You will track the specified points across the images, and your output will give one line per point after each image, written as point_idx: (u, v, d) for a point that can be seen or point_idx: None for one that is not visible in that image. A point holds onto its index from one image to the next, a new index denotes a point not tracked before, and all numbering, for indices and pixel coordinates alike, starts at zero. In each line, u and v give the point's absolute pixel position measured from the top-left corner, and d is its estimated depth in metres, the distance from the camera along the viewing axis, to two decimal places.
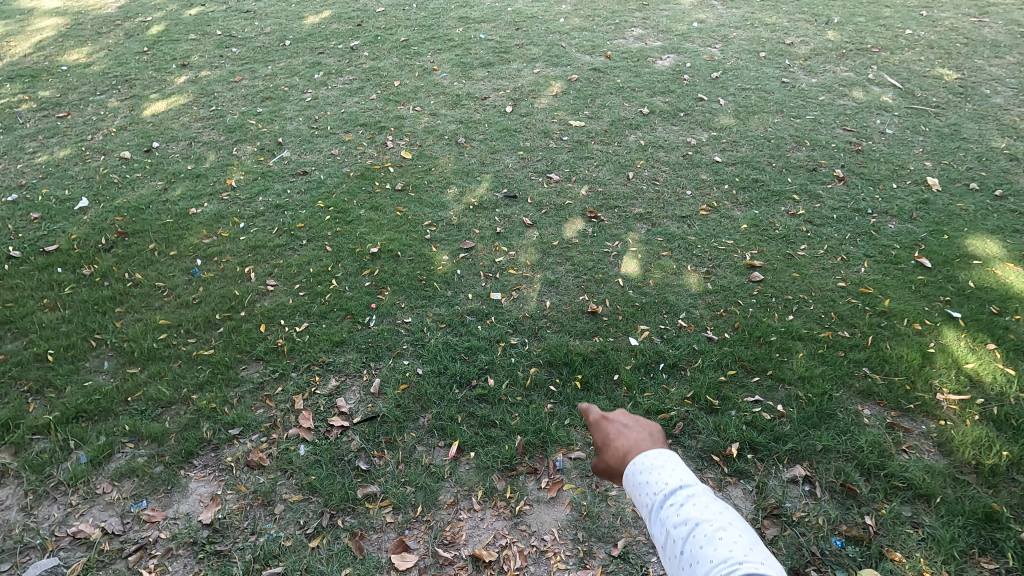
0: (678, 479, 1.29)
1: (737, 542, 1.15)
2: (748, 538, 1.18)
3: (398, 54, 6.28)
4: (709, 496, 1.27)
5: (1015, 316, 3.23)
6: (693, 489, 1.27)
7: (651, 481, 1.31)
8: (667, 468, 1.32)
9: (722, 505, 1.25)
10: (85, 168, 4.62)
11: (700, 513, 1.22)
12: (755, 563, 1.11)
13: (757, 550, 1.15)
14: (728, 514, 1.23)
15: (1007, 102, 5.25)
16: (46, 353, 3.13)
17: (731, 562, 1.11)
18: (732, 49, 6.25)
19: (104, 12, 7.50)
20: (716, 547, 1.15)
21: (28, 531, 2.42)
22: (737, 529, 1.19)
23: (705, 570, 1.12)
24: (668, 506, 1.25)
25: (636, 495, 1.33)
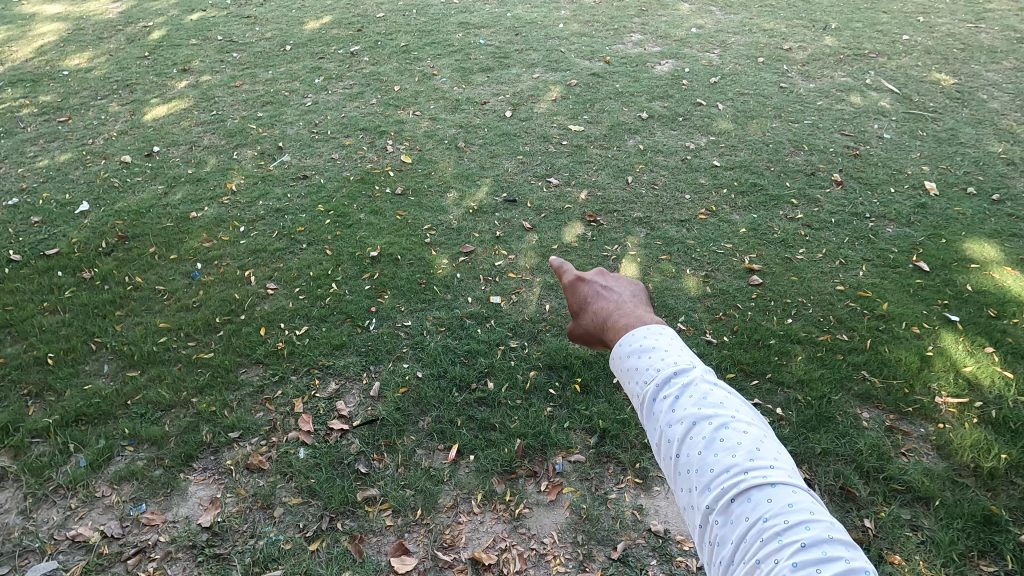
0: (675, 366, 1.17)
1: (745, 443, 1.06)
2: (755, 435, 1.08)
3: (398, 59, 6.31)
4: (710, 383, 1.15)
5: (1013, 319, 3.24)
6: (693, 378, 1.15)
7: (644, 367, 1.20)
8: (651, 326, 1.30)
9: (724, 394, 1.14)
10: (85, 172, 4.63)
11: (701, 407, 1.10)
12: (765, 472, 1.01)
13: (765, 452, 1.06)
14: (730, 405, 1.12)
15: (1004, 107, 5.28)
16: (46, 356, 3.13)
17: (737, 473, 1.02)
18: (730, 55, 6.29)
19: (105, 18, 7.53)
20: (721, 451, 1.05)
21: (27, 534, 2.42)
22: (740, 427, 1.08)
23: (708, 477, 1.04)
24: (664, 398, 1.13)
25: (625, 379, 1.23)
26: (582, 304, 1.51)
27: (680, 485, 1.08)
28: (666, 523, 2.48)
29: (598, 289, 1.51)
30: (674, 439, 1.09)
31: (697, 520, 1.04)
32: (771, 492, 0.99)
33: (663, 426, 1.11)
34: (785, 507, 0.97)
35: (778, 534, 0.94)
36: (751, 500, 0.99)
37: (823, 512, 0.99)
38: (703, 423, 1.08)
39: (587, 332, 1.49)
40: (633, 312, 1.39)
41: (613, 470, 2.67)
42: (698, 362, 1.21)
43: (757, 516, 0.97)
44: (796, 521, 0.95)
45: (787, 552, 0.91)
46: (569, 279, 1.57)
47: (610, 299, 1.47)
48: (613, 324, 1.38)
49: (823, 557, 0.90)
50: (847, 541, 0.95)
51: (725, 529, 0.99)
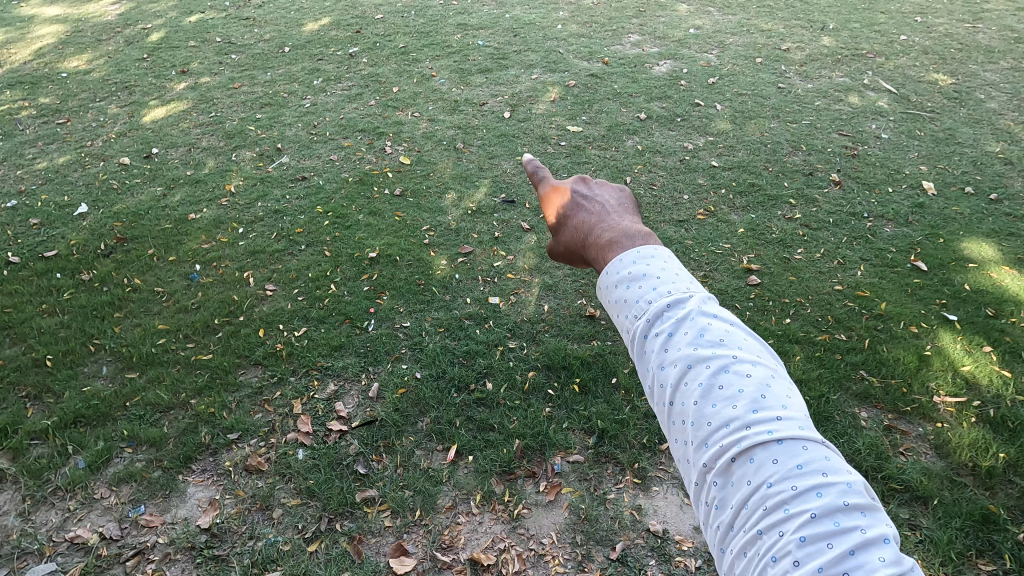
0: (669, 299, 1.02)
1: (747, 390, 0.90)
2: (760, 378, 0.92)
3: (396, 60, 6.32)
4: (709, 316, 0.99)
5: (1011, 318, 3.24)
6: (688, 314, 0.99)
7: (634, 300, 1.04)
8: (641, 245, 1.14)
9: (725, 330, 0.98)
10: (84, 174, 4.63)
11: (697, 349, 0.95)
12: (769, 424, 0.86)
13: (772, 400, 0.89)
14: (733, 344, 0.96)
15: (1001, 107, 5.29)
16: (45, 358, 3.13)
17: (737, 427, 0.86)
18: (728, 55, 6.30)
19: (104, 20, 7.53)
20: (720, 402, 0.89)
21: (25, 536, 2.42)
22: (743, 370, 0.92)
23: (705, 432, 0.89)
24: (656, 338, 0.98)
25: (615, 312, 1.08)
26: (561, 217, 1.33)
27: (676, 436, 0.94)
28: (665, 523, 2.48)
29: (578, 200, 1.33)
30: (666, 385, 0.94)
31: (693, 477, 0.90)
32: (776, 450, 0.83)
33: (655, 368, 0.97)
34: (794, 468, 0.82)
35: (783, 501, 0.79)
36: (754, 459, 0.83)
37: (840, 469, 0.83)
38: (699, 367, 0.93)
39: (566, 248, 1.33)
40: (618, 223, 1.23)
41: (611, 470, 2.67)
42: (697, 291, 1.04)
43: (760, 479, 0.82)
44: (805, 485, 0.80)
45: (793, 523, 0.77)
46: (546, 190, 1.39)
47: (592, 210, 1.30)
48: (595, 239, 1.22)
49: (836, 529, 0.76)
50: (868, 505, 0.80)
51: (724, 491, 0.85)
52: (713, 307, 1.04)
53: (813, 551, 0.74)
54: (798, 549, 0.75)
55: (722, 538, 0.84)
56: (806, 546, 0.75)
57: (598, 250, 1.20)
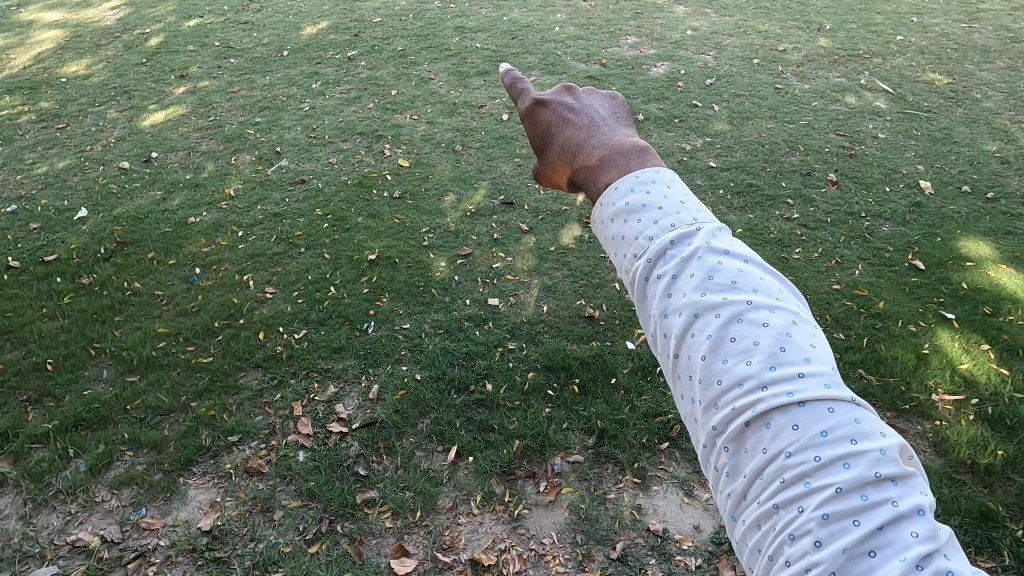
0: (674, 234, 0.84)
1: (765, 339, 0.72)
2: (783, 325, 0.74)
3: (395, 63, 6.34)
4: (720, 254, 0.81)
5: (1009, 316, 3.26)
6: (696, 252, 0.81)
7: (633, 237, 0.87)
8: (639, 167, 0.94)
9: (740, 269, 0.80)
10: (84, 178, 4.64)
11: (706, 294, 0.77)
12: (790, 381, 0.68)
13: (796, 351, 0.71)
14: (750, 285, 0.78)
15: (997, 106, 5.31)
16: (45, 362, 3.14)
17: (752, 385, 0.69)
18: (725, 56, 6.32)
19: (104, 25, 7.55)
20: (731, 354, 0.72)
21: (27, 540, 2.43)
22: (761, 316, 0.74)
23: (715, 391, 0.71)
24: (658, 282, 0.81)
25: (610, 249, 0.91)
26: (543, 134, 1.11)
27: (679, 393, 0.77)
28: (665, 523, 2.49)
29: (562, 111, 1.10)
30: (668, 335, 0.78)
31: (698, 441, 0.74)
32: (798, 414, 0.66)
33: (657, 316, 0.80)
34: (819, 436, 0.65)
35: (804, 473, 0.63)
36: (771, 425, 0.67)
37: (876, 432, 0.66)
38: (708, 314, 0.75)
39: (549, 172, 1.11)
40: (610, 137, 1.01)
41: (611, 470, 2.68)
42: (707, 223, 0.86)
43: (777, 446, 0.66)
44: (831, 455, 0.63)
45: (816, 500, 0.61)
46: (527, 103, 1.14)
47: (580, 122, 1.07)
48: (584, 158, 1.01)
49: (865, 505, 0.60)
50: (909, 475, 0.64)
51: (734, 459, 0.69)
52: (727, 241, 0.85)
53: (837, 532, 0.60)
54: (820, 529, 0.60)
55: (731, 510, 0.69)
56: (829, 526, 0.60)
57: (588, 171, 1.00)
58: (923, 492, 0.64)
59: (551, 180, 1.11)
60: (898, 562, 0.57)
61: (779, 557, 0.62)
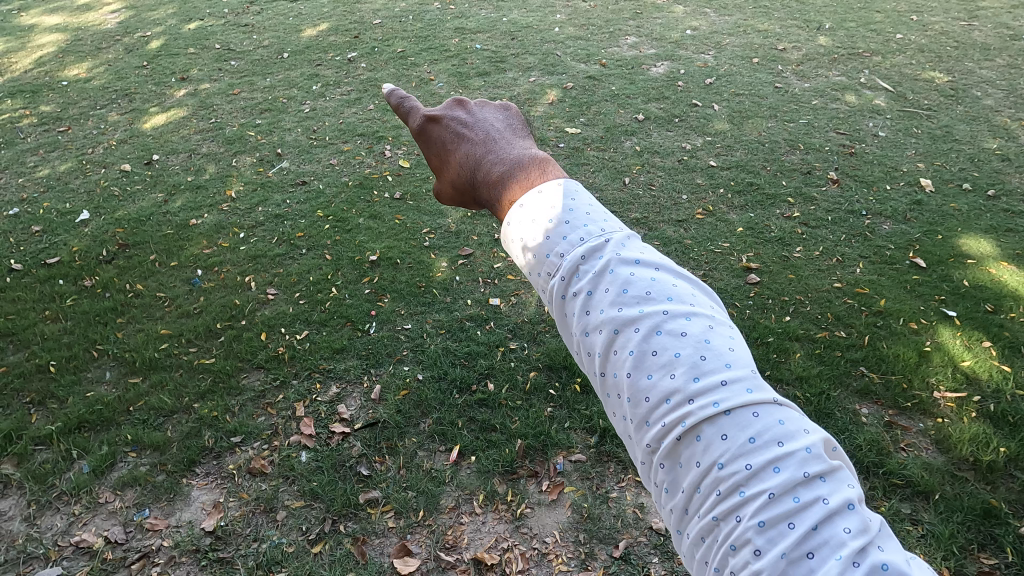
0: (583, 250, 0.84)
1: (684, 350, 0.71)
2: (700, 333, 0.73)
3: (395, 65, 6.34)
4: (632, 264, 0.80)
5: (1010, 313, 3.26)
6: (608, 266, 0.81)
7: (546, 256, 0.87)
8: (542, 183, 0.93)
9: (653, 278, 0.79)
10: (86, 181, 4.65)
11: (622, 309, 0.76)
12: (714, 391, 0.68)
13: (716, 358, 0.71)
14: (664, 294, 0.77)
15: (997, 104, 5.31)
16: (48, 364, 3.15)
17: (679, 400, 0.69)
18: (725, 56, 6.32)
19: (104, 28, 7.57)
20: (654, 369, 0.72)
21: (31, 541, 2.44)
22: (674, 329, 0.73)
23: (642, 409, 0.72)
24: (576, 300, 0.81)
25: (529, 271, 0.91)
26: (440, 152, 1.07)
27: (615, 409, 0.78)
28: None
29: (457, 129, 1.07)
30: (594, 353, 0.77)
31: (639, 457, 0.75)
32: (725, 423, 0.66)
33: (581, 335, 0.80)
34: (747, 442, 0.65)
35: (738, 482, 0.63)
36: (701, 437, 0.67)
37: (801, 430, 0.67)
38: (627, 329, 0.74)
39: (452, 190, 1.08)
40: (508, 150, 0.99)
41: (614, 469, 2.68)
42: (614, 234, 0.86)
43: (710, 459, 0.66)
44: (760, 461, 0.63)
45: (751, 507, 0.62)
46: (418, 122, 1.11)
47: (476, 137, 1.04)
48: (484, 176, 0.98)
49: (796, 507, 0.61)
50: (835, 468, 0.64)
51: (672, 474, 0.69)
52: (637, 249, 0.85)
53: (775, 536, 0.60)
54: (758, 536, 0.61)
55: (677, 522, 0.70)
56: (766, 532, 0.61)
57: (490, 188, 0.97)
58: (852, 483, 0.65)
59: (453, 199, 1.08)
60: (833, 560, 0.58)
61: (725, 568, 0.63)
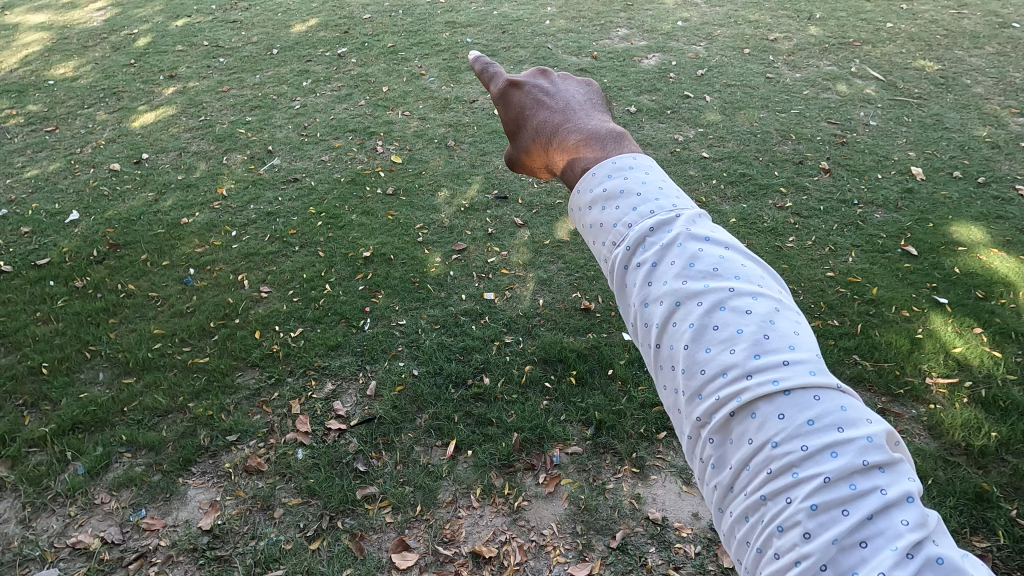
0: (653, 221, 0.85)
1: (748, 327, 0.73)
2: (766, 313, 0.74)
3: (385, 60, 6.31)
4: (701, 241, 0.83)
5: (1001, 300, 3.28)
6: (677, 239, 0.82)
7: (611, 224, 0.89)
8: (617, 153, 0.96)
9: (721, 256, 0.81)
10: (75, 181, 4.62)
11: (687, 282, 0.78)
12: (775, 369, 0.69)
13: (780, 338, 0.72)
14: (731, 272, 0.79)
15: (987, 91, 5.33)
16: (40, 365, 3.13)
17: (735, 374, 0.70)
18: (716, 47, 6.32)
19: (90, 26, 7.49)
20: (713, 343, 0.73)
21: (27, 543, 2.43)
22: (743, 304, 0.75)
23: (700, 381, 0.72)
24: (637, 270, 0.83)
25: (590, 239, 0.93)
26: (518, 116, 1.11)
27: (663, 383, 0.79)
28: (664, 511, 2.50)
29: (537, 96, 1.11)
30: (650, 324, 0.78)
31: (685, 432, 0.75)
32: (783, 402, 0.67)
33: (638, 305, 0.81)
34: (805, 424, 0.66)
35: (792, 463, 0.64)
36: (756, 414, 0.67)
37: (863, 418, 0.68)
38: (690, 302, 0.76)
39: (524, 156, 1.12)
40: (587, 120, 1.03)
41: (610, 460, 2.69)
42: (686, 210, 0.87)
43: (763, 437, 0.67)
44: (818, 444, 0.64)
45: (804, 490, 0.62)
46: (499, 85, 1.15)
47: (556, 105, 1.08)
48: (560, 142, 1.02)
49: (853, 494, 0.61)
50: (896, 461, 0.65)
51: (720, 450, 0.70)
52: (707, 227, 0.87)
53: (826, 522, 0.61)
54: (809, 520, 0.61)
55: (720, 501, 0.70)
56: (817, 516, 0.61)
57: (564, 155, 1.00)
58: (910, 477, 0.65)
59: (524, 163, 1.12)
60: (889, 550, 0.58)
61: (767, 550, 0.63)
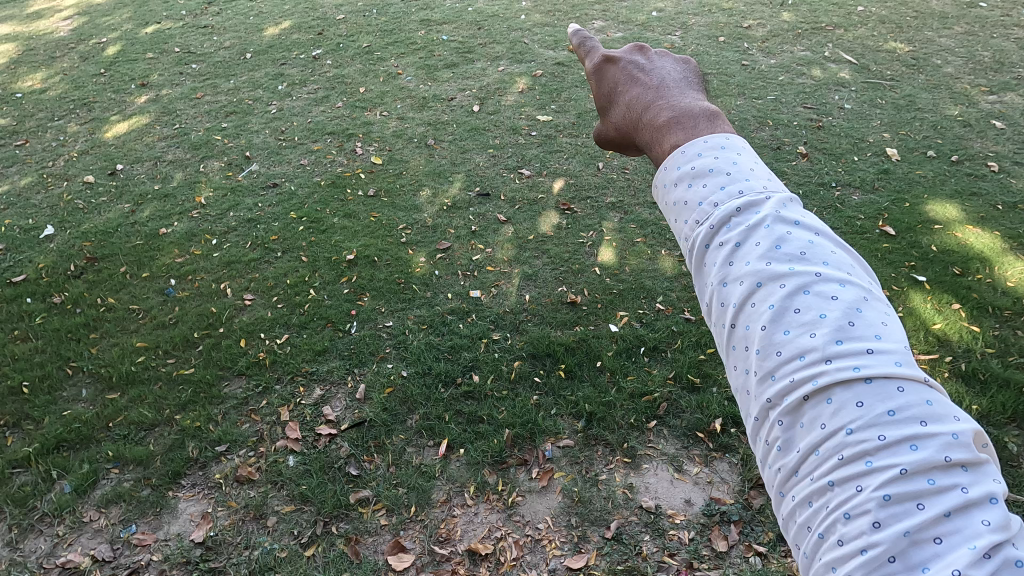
0: (740, 203, 0.90)
1: (831, 313, 0.77)
2: (850, 300, 0.78)
3: (361, 60, 6.25)
4: (789, 226, 0.87)
5: (977, 275, 3.34)
6: (763, 222, 0.87)
7: (697, 203, 0.94)
8: (709, 133, 1.00)
9: (809, 242, 0.85)
10: (48, 195, 4.53)
11: (771, 264, 0.83)
12: (857, 357, 0.73)
13: (865, 327, 0.76)
14: (819, 258, 0.83)
15: (957, 71, 5.41)
16: (21, 385, 3.07)
17: (814, 358, 0.74)
18: (691, 36, 6.34)
19: (57, 36, 7.34)
20: (792, 326, 0.78)
21: (15, 565, 2.39)
22: (832, 289, 0.79)
23: (777, 360, 0.77)
24: (719, 249, 0.88)
25: (672, 216, 0.98)
26: (611, 93, 1.17)
27: (734, 363, 0.84)
28: (658, 499, 2.52)
29: (633, 73, 1.16)
30: (728, 304, 0.84)
31: (752, 412, 0.80)
32: (863, 391, 0.71)
33: (717, 284, 0.87)
34: (885, 414, 0.69)
35: (866, 451, 0.68)
36: (832, 400, 0.72)
37: (947, 415, 0.70)
38: (772, 285, 0.81)
39: (614, 132, 1.17)
40: (680, 99, 1.06)
41: (602, 452, 2.70)
42: (776, 194, 0.92)
43: (838, 423, 0.70)
44: (896, 435, 0.67)
45: (877, 479, 0.66)
46: (596, 63, 1.21)
47: (649, 83, 1.12)
48: (651, 119, 1.06)
49: (930, 488, 0.64)
50: (979, 460, 0.67)
51: (789, 433, 0.74)
52: (796, 213, 0.91)
53: (899, 513, 0.64)
54: (880, 509, 0.65)
55: (783, 483, 0.75)
56: (889, 507, 0.64)
57: (654, 131, 1.05)
58: (995, 478, 0.67)
59: (612, 140, 1.17)
60: (964, 547, 0.61)
61: (831, 535, 0.67)
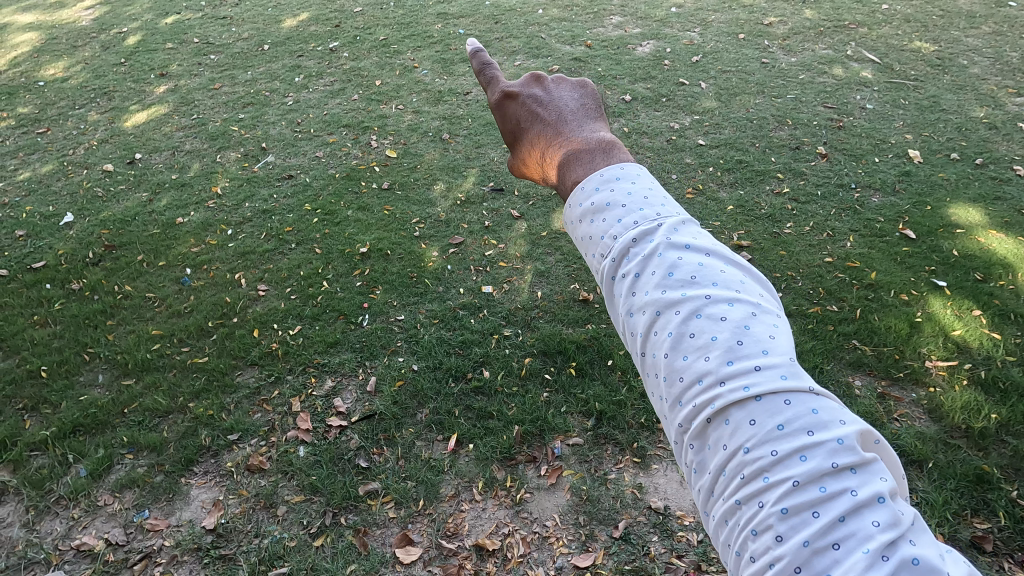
0: (635, 233, 0.87)
1: (721, 334, 0.73)
2: (740, 319, 0.75)
3: (377, 53, 6.25)
4: (681, 249, 0.84)
5: (1000, 282, 3.27)
6: (656, 249, 0.84)
7: (600, 237, 0.90)
8: (605, 166, 0.99)
9: (699, 263, 0.82)
10: (68, 183, 4.59)
11: (666, 292, 0.79)
12: (746, 375, 0.69)
13: (753, 344, 0.72)
14: (708, 279, 0.79)
15: (984, 72, 5.30)
16: (39, 369, 3.12)
17: (710, 381, 0.71)
18: (711, 33, 6.27)
19: (79, 25, 7.42)
20: (690, 351, 0.74)
21: (31, 546, 2.44)
22: (719, 313, 0.75)
23: (679, 389, 0.73)
24: (623, 281, 0.84)
25: (584, 252, 0.95)
26: (515, 130, 1.16)
27: (652, 389, 0.80)
28: (666, 500, 2.51)
29: (532, 106, 1.14)
30: (636, 334, 0.80)
31: (671, 437, 0.76)
32: (755, 408, 0.67)
33: (625, 315, 0.83)
34: (775, 429, 0.66)
35: (762, 468, 0.64)
36: (729, 421, 0.68)
37: (835, 420, 0.67)
38: (668, 312, 0.77)
39: (527, 168, 1.17)
40: (576, 134, 1.06)
41: (611, 451, 2.69)
42: (669, 218, 0.88)
43: (736, 442, 0.67)
44: (787, 448, 0.64)
45: (774, 493, 0.63)
46: (495, 95, 1.19)
47: (549, 118, 1.12)
48: (553, 159, 1.07)
49: (823, 496, 0.61)
50: (868, 460, 0.64)
51: (701, 455, 0.71)
52: (689, 234, 0.87)
53: (797, 524, 0.61)
54: (780, 523, 0.62)
55: (704, 504, 0.71)
56: (788, 519, 0.61)
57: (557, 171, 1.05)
58: (883, 476, 0.64)
59: (526, 174, 1.17)
60: (860, 552, 0.58)
61: (745, 551, 0.64)
